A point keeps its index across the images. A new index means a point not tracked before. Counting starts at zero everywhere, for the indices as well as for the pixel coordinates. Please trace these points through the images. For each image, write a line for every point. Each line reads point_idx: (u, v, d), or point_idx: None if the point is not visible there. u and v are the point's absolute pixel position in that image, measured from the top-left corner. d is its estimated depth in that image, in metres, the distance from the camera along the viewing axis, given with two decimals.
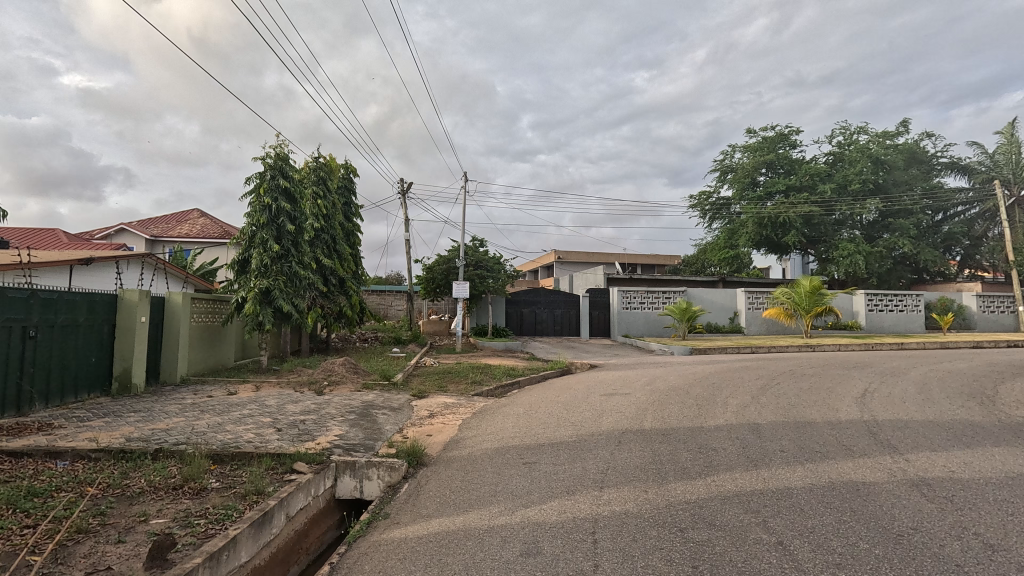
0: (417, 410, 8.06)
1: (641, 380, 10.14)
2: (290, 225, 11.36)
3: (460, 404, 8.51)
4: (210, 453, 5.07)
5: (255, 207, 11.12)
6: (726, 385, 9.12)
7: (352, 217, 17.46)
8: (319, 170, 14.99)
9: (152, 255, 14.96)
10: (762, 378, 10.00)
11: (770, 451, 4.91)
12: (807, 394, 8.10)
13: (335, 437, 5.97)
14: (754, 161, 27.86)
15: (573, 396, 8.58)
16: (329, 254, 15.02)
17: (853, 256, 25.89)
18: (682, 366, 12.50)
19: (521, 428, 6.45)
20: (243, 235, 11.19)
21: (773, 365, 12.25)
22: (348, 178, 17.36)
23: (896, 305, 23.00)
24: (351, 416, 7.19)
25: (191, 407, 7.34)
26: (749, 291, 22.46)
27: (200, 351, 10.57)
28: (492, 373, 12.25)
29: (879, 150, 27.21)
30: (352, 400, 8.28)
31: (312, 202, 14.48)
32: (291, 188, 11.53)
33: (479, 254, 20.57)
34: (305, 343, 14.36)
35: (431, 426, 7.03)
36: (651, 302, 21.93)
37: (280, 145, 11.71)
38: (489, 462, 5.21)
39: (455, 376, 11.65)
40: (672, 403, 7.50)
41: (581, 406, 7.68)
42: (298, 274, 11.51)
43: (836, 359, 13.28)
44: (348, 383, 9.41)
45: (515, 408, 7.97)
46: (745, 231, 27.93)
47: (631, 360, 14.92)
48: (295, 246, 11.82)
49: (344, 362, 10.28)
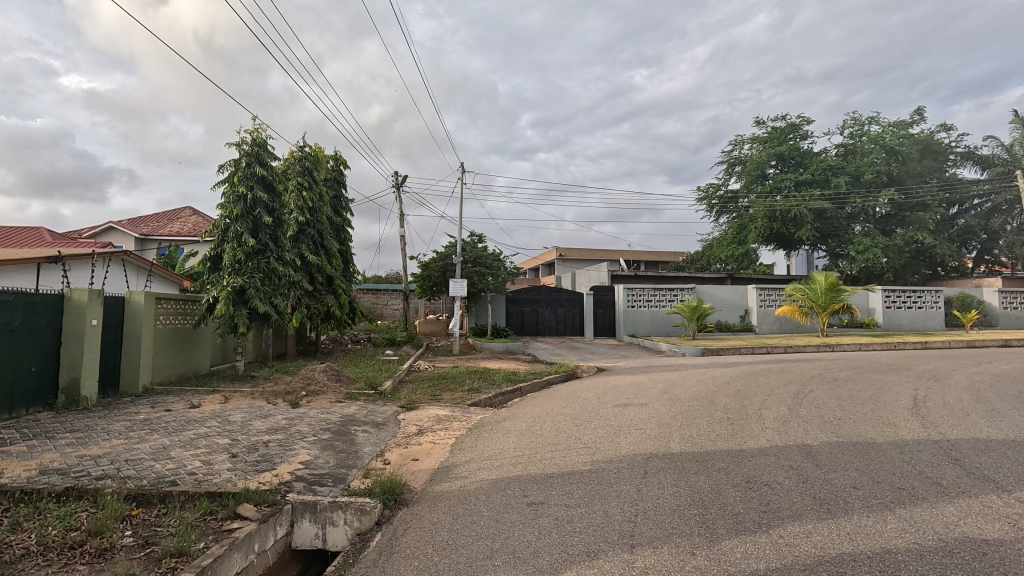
0: (404, 425, 7.01)
1: (657, 387, 9.09)
2: (268, 216, 10.29)
3: (454, 417, 7.48)
4: (134, 492, 4.03)
5: (228, 197, 10.07)
6: (755, 394, 8.05)
7: (341, 211, 16.44)
8: (304, 160, 13.98)
9: (126, 252, 13.76)
10: (793, 384, 8.93)
11: (840, 489, 3.87)
12: (850, 405, 7.03)
13: (299, 467, 4.92)
14: (763, 153, 26.75)
15: (583, 407, 7.56)
16: (315, 251, 14.00)
17: (870, 250, 24.78)
18: (697, 370, 11.44)
19: (525, 452, 5.41)
20: (215, 228, 10.13)
21: (797, 368, 11.20)
22: (338, 170, 16.38)
23: (915, 301, 21.92)
24: (325, 436, 6.13)
25: (140, 427, 6.28)
26: (761, 287, 21.42)
27: (168, 358, 9.54)
28: (492, 379, 11.20)
29: (894, 140, 26.04)
30: (331, 415, 7.23)
31: (296, 194, 13.47)
32: (268, 176, 10.46)
33: (478, 250, 19.53)
34: (290, 347, 13.38)
35: (418, 447, 5.98)
36: (659, 300, 20.88)
37: (257, 130, 10.67)
38: (486, 501, 4.17)
39: (451, 383, 10.62)
40: (697, 418, 6.44)
41: (593, 421, 6.64)
42: (277, 270, 10.43)
43: (864, 361, 12.21)
44: (330, 393, 8.36)
45: (516, 422, 6.95)
46: (755, 226, 26.61)
47: (641, 362, 13.90)
48: (275, 241, 10.75)
49: (326, 367, 9.22)
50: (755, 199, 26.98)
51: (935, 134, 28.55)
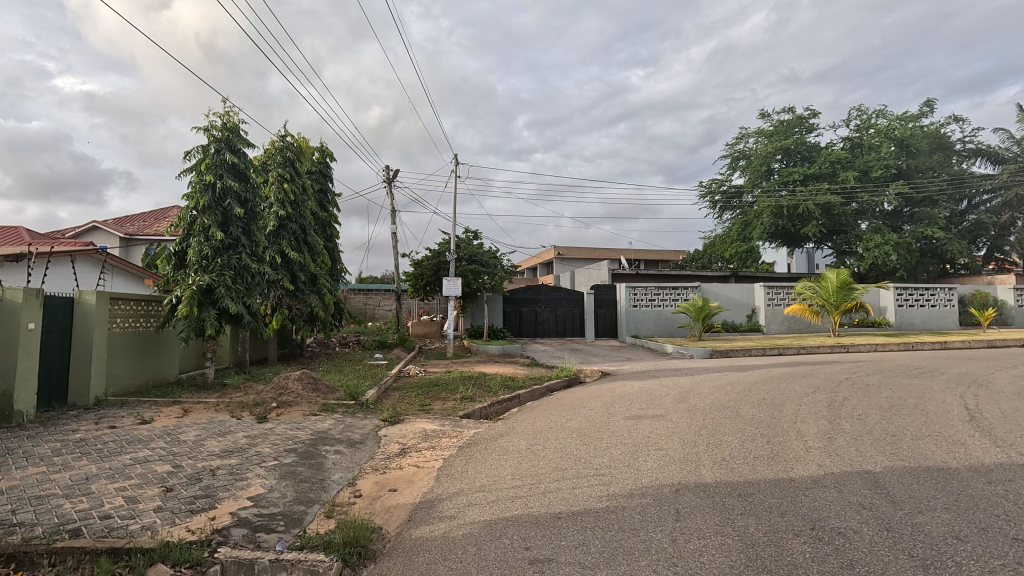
0: (385, 443, 6.05)
1: (673, 395, 8.17)
2: (240, 208, 9.31)
3: (444, 432, 6.54)
4: (16, 551, 3.08)
5: (195, 186, 9.11)
6: (784, 403, 7.15)
7: (327, 206, 15.51)
8: (286, 151, 13.04)
9: (97, 250, 12.81)
10: (822, 390, 8.03)
11: (942, 543, 2.95)
12: (898, 417, 6.13)
13: (245, 506, 3.95)
14: (768, 147, 25.91)
15: (592, 421, 6.62)
16: (298, 248, 13.06)
17: (881, 247, 24.04)
18: (711, 374, 10.53)
19: (526, 481, 4.46)
20: (180, 221, 9.15)
21: (819, 371, 10.27)
22: (324, 163, 15.49)
23: (928, 300, 21.08)
24: (287, 459, 5.15)
25: (71, 450, 5.30)
26: (769, 285, 20.51)
27: (127, 364, 8.56)
28: (487, 385, 10.26)
29: (903, 133, 25.18)
30: (301, 432, 6.26)
31: (277, 186, 12.53)
32: (240, 164, 9.48)
33: (473, 248, 18.60)
34: (272, 351, 12.43)
35: (399, 474, 5.03)
36: (663, 299, 19.96)
37: (229, 114, 9.71)
38: (477, 554, 3.23)
39: (443, 390, 9.67)
40: (727, 436, 5.52)
41: (604, 438, 5.70)
42: (251, 268, 9.43)
43: (889, 364, 11.30)
44: (303, 405, 7.39)
45: (515, 438, 6.02)
46: (760, 223, 25.83)
47: (649, 365, 13.02)
48: (249, 235, 9.77)
49: (302, 375, 8.21)
50: (760, 194, 26.11)
51: (945, 127, 27.71)
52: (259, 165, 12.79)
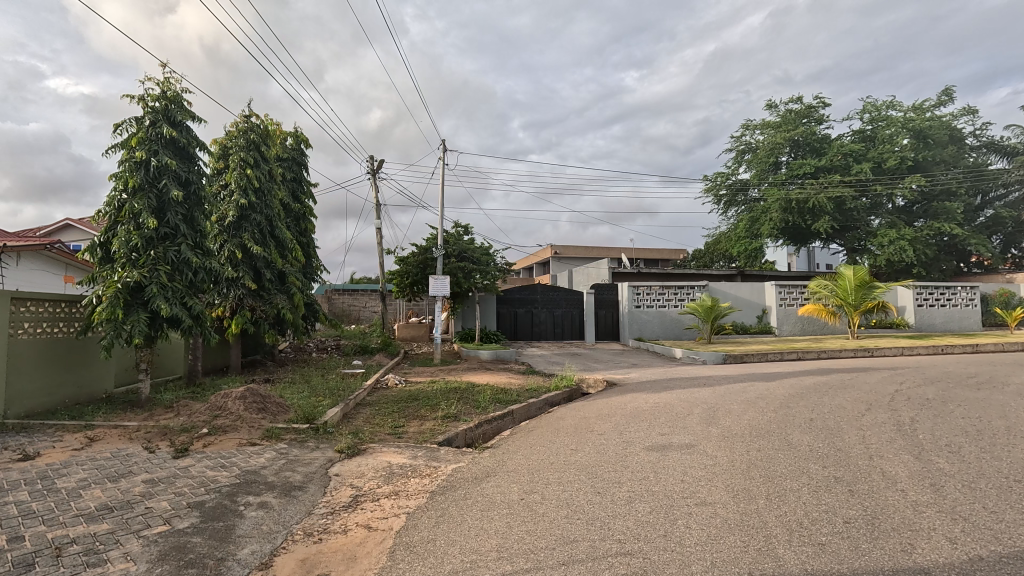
0: (333, 489, 4.57)
1: (699, 415, 6.74)
2: (178, 190, 7.79)
3: (412, 472, 5.07)
4: None
5: (123, 165, 7.62)
6: (842, 427, 5.74)
7: (300, 197, 14.07)
8: (251, 133, 11.63)
9: (52, 247, 12.07)
10: (880, 409, 6.62)
11: None
12: (1000, 450, 4.76)
13: None
14: (776, 137, 24.55)
15: (605, 454, 5.16)
16: (263, 241, 11.60)
17: (896, 243, 22.94)
18: (735, 385, 9.12)
19: (519, 566, 3.01)
20: (106, 207, 7.63)
21: (859, 382, 8.88)
22: (297, 150, 14.09)
23: (948, 299, 19.81)
24: (183, 523, 3.66)
25: None
26: (780, 283, 19.21)
27: (41, 376, 7.04)
28: (475, 399, 8.79)
29: (919, 124, 23.90)
30: (223, 472, 4.75)
31: (238, 172, 11.09)
32: (181, 140, 8.01)
33: (463, 243, 17.15)
34: (234, 358, 10.99)
35: (337, 544, 3.54)
36: (668, 299, 18.60)
37: (169, 82, 8.24)
38: None
39: (421, 407, 8.19)
40: (791, 481, 4.06)
41: (624, 484, 4.24)
42: (192, 262, 7.91)
43: (933, 371, 9.94)
44: (241, 432, 5.89)
45: (505, 482, 4.55)
46: (768, 218, 24.48)
47: (660, 373, 11.62)
48: (193, 225, 8.27)
49: (246, 391, 6.67)
50: (767, 189, 24.80)
51: (958, 119, 26.53)
52: (219, 148, 11.35)
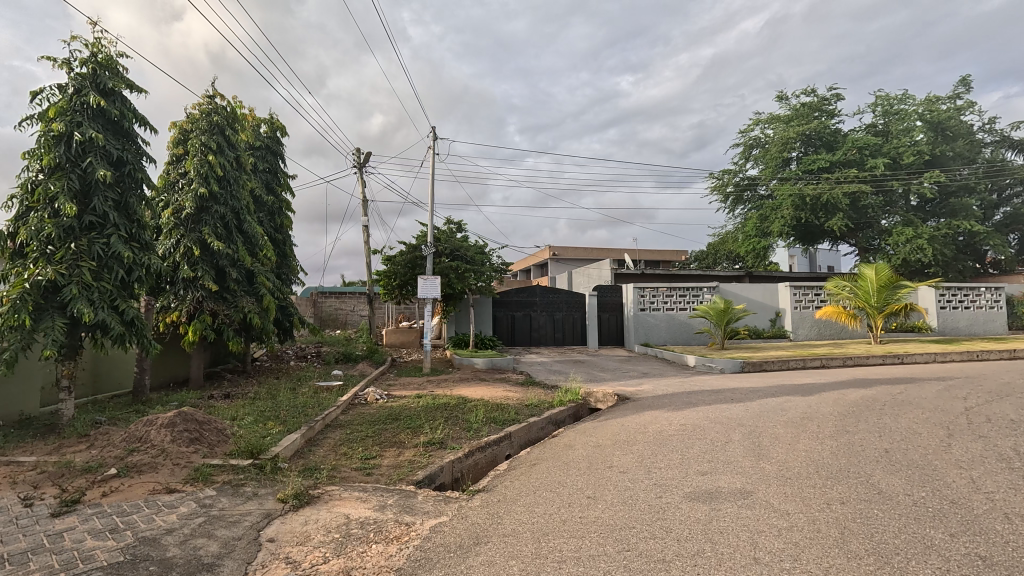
0: (258, 568, 3.23)
1: (742, 445, 5.43)
2: (107, 169, 6.46)
3: (374, 535, 3.71)
4: None
5: (39, 139, 6.29)
6: (936, 465, 4.46)
7: (275, 189, 12.77)
8: (214, 115, 10.34)
9: None
10: (966, 437, 5.34)
11: None
12: None
13: None
14: (787, 132, 23.42)
15: (637, 509, 3.83)
16: (227, 237, 10.28)
17: (913, 242, 21.79)
18: (770, 401, 7.83)
19: None
20: (19, 191, 6.31)
21: (912, 397, 7.62)
22: (271, 138, 12.81)
23: (973, 300, 18.61)
24: None
25: None
26: (795, 284, 17.99)
27: None
28: (466, 418, 7.45)
29: (935, 117, 22.80)
30: (109, 542, 3.39)
31: (198, 158, 9.78)
32: (113, 112, 6.69)
33: (456, 241, 15.84)
34: (195, 370, 9.66)
35: None
36: (675, 301, 17.36)
37: (101, 45, 6.96)
38: None
39: (401, 430, 6.84)
40: (917, 567, 2.76)
41: (674, 567, 2.92)
42: (124, 258, 6.56)
43: (993, 382, 8.65)
44: (159, 474, 4.55)
45: (500, 557, 3.23)
46: (780, 216, 23.29)
47: (677, 384, 10.35)
48: (127, 213, 6.93)
49: (177, 417, 5.31)
50: (778, 185, 23.65)
51: (973, 112, 25.43)
52: (177, 132, 10.04)
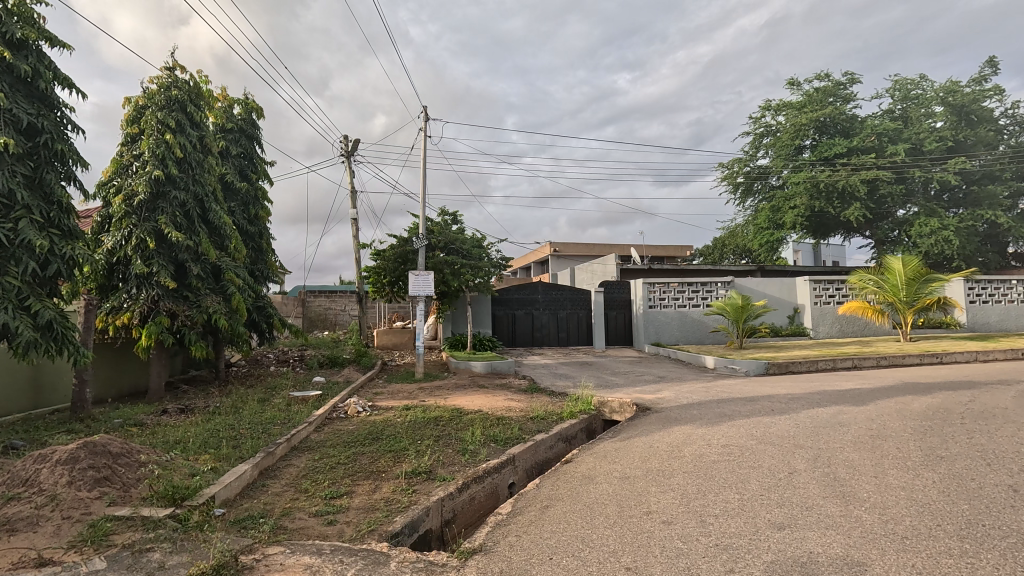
0: None
1: (812, 478, 4.22)
2: (12, 138, 5.23)
3: None
4: None
5: None
6: None
7: (250, 176, 11.49)
8: (174, 89, 9.08)
9: None
10: None
11: None
12: None
13: None
14: (801, 118, 22.29)
15: None
16: (189, 227, 9.05)
17: (937, 233, 20.54)
18: (822, 413, 6.60)
19: None
20: None
21: (991, 407, 6.40)
22: (245, 120, 11.56)
23: (1004, 294, 17.44)
24: None
25: None
26: (815, 278, 16.79)
27: None
28: (460, 437, 6.24)
29: (957, 100, 21.66)
30: None
31: (154, 137, 8.54)
32: (22, 68, 5.46)
33: (451, 233, 14.60)
34: (154, 380, 8.46)
35: None
36: (688, 298, 16.17)
37: None
38: None
39: (382, 454, 5.62)
40: None
41: None
42: (37, 247, 5.31)
43: None
44: (36, 536, 3.31)
45: None
46: (794, 205, 22.08)
47: (702, 390, 9.15)
48: (44, 193, 5.73)
49: (80, 449, 4.09)
50: (791, 174, 22.50)
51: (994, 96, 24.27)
52: (131, 109, 8.77)
